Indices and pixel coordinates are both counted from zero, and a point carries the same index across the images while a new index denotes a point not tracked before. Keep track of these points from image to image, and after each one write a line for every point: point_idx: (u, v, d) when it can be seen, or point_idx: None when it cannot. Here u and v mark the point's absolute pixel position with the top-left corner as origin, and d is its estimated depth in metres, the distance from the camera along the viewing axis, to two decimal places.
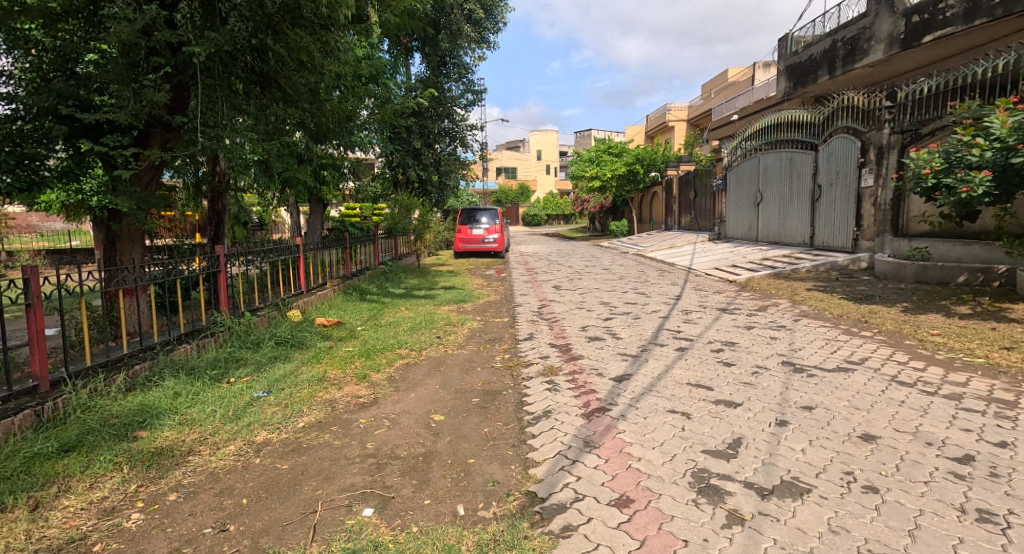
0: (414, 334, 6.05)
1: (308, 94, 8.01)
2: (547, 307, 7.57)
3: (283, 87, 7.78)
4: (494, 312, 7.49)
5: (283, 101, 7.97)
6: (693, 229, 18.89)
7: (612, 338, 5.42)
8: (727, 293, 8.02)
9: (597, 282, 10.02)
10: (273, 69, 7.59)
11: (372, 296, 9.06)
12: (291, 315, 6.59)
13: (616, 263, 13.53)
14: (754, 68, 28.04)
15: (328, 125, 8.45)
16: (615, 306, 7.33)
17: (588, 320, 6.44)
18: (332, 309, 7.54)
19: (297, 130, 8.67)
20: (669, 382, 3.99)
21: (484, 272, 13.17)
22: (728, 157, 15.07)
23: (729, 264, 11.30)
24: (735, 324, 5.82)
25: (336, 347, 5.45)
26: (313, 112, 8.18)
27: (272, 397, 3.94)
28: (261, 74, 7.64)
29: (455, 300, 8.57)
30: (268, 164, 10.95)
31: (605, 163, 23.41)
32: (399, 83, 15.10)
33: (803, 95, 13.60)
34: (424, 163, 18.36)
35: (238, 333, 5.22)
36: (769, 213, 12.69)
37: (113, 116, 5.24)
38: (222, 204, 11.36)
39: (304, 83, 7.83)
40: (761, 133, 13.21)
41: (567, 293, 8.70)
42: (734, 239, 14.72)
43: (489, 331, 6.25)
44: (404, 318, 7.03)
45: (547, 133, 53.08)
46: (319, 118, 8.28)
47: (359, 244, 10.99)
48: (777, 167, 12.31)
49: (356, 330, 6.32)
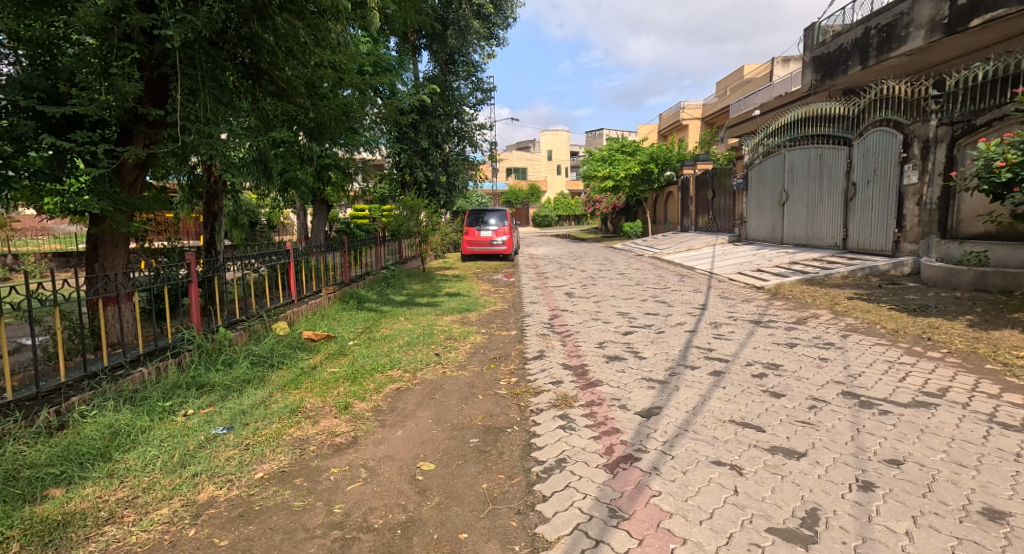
0: (410, 350, 5.42)
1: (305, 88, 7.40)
2: (560, 317, 6.90)
3: (276, 80, 7.20)
4: (501, 323, 6.86)
5: (276, 94, 7.36)
6: (711, 230, 18.10)
7: (634, 358, 4.74)
8: (758, 302, 7.29)
9: (612, 288, 9.34)
10: (265, 60, 7.00)
11: (371, 304, 8.46)
12: (276, 327, 5.97)
13: (632, 267, 12.79)
14: (772, 64, 27.16)
15: (326, 122, 7.85)
16: (635, 317, 6.64)
17: (606, 334, 5.77)
18: (326, 320, 6.95)
19: (293, 127, 8.08)
20: (707, 418, 3.29)
21: (492, 276, 12.49)
22: (750, 154, 14.31)
23: (754, 268, 10.57)
24: (774, 340, 5.10)
25: (321, 367, 4.82)
26: (308, 108, 7.54)
27: (233, 436, 3.30)
28: (252, 66, 7.07)
29: (459, 309, 7.94)
30: (265, 164, 10.41)
31: (619, 162, 22.67)
32: (406, 80, 14.55)
33: (831, 87, 12.86)
34: (432, 164, 17.75)
35: (208, 353, 4.59)
36: (795, 214, 11.92)
37: (79, 109, 4.65)
38: (219, 205, 10.89)
39: (300, 75, 7.24)
40: (785, 128, 12.45)
41: (581, 302, 8.03)
42: (757, 240, 13.93)
43: (495, 347, 5.59)
44: (401, 331, 6.40)
45: (559, 132, 52.34)
46: (315, 115, 7.68)
47: (360, 249, 10.41)
48: (804, 165, 11.54)
49: (347, 345, 5.70)
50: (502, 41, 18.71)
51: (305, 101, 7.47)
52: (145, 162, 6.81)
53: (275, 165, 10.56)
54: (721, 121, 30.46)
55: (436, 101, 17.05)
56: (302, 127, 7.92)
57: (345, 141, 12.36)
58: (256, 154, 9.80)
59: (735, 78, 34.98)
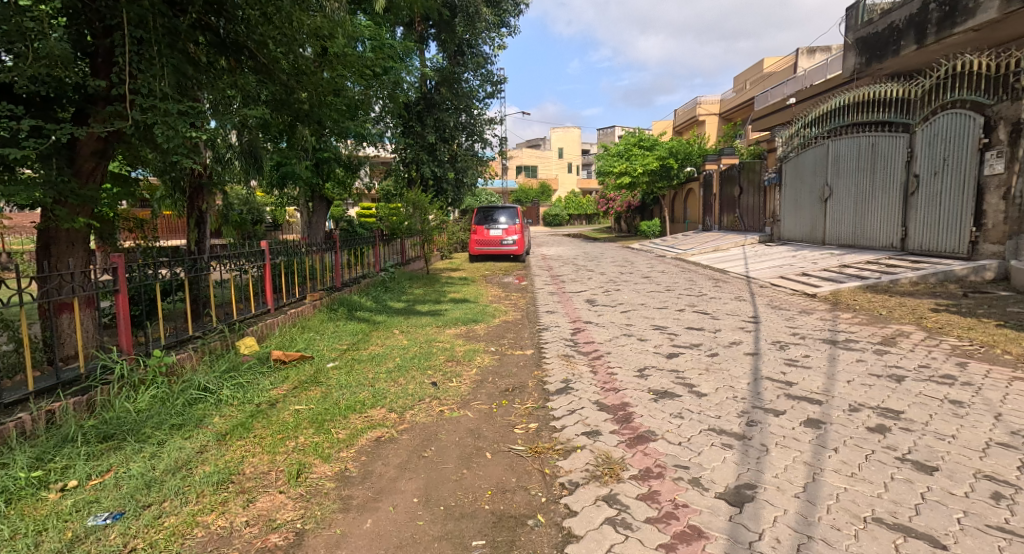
0: (401, 378, 4.31)
1: (290, 66, 6.22)
2: (585, 332, 5.79)
3: (258, 56, 6.01)
4: (515, 338, 5.74)
5: (255, 71, 6.23)
6: (737, 229, 16.89)
7: (692, 396, 3.61)
8: (820, 314, 6.13)
9: (641, 295, 8.17)
10: (242, 34, 5.86)
11: (364, 313, 7.34)
12: (243, 345, 4.92)
13: (656, 270, 11.63)
14: (797, 56, 25.82)
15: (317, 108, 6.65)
16: (677, 333, 5.51)
17: (647, 358, 4.63)
18: (306, 334, 5.88)
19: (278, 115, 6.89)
20: (836, 514, 2.16)
21: (502, 279, 11.38)
22: (785, 147, 13.11)
23: (798, 273, 9.43)
24: (869, 368, 3.95)
25: (283, 405, 3.72)
26: (294, 88, 6.36)
27: (116, 532, 2.21)
28: (227, 39, 5.92)
29: (463, 319, 6.81)
30: (255, 157, 9.38)
31: (636, 158, 21.43)
32: (414, 69, 13.48)
33: (878, 71, 11.65)
34: (440, 159, 16.59)
35: (134, 386, 3.51)
36: (840, 210, 10.73)
37: None
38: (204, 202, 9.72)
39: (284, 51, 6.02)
40: (828, 115, 11.28)
41: (607, 312, 6.89)
42: (793, 240, 12.75)
43: (508, 374, 4.47)
44: (392, 349, 5.29)
45: (570, 130, 51.03)
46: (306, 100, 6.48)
47: (355, 248, 9.32)
48: (852, 156, 10.35)
49: (323, 370, 4.59)
50: (514, 30, 17.58)
51: (286, 79, 6.30)
52: (106, 146, 5.22)
53: (266, 158, 9.39)
54: (741, 117, 29.17)
55: (443, 92, 15.93)
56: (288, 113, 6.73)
57: (342, 132, 11.29)
58: (242, 144, 8.74)
59: (755, 71, 33.63)
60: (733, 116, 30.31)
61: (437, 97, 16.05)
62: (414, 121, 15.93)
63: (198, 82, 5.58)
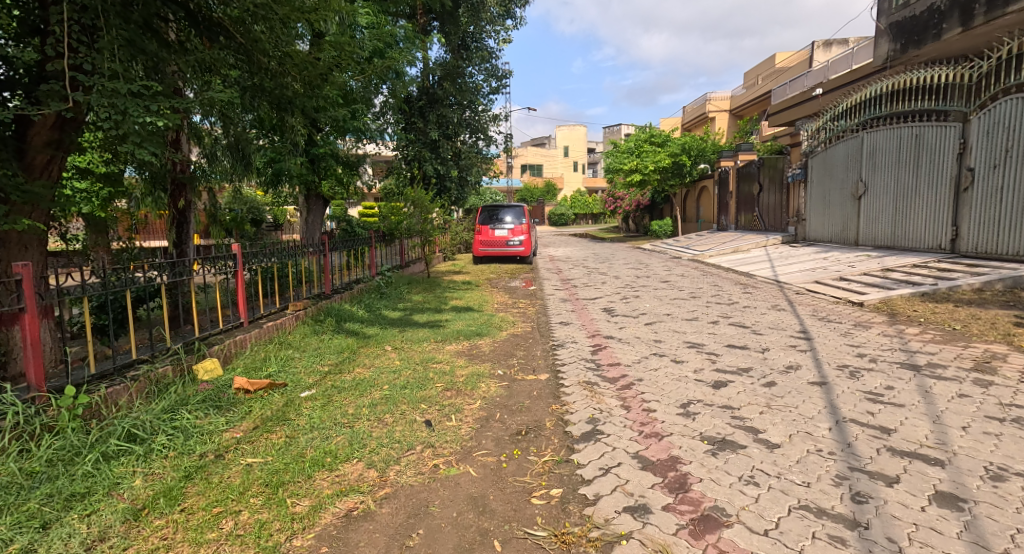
0: (387, 417, 3.50)
1: (276, 53, 5.30)
2: (608, 352, 4.97)
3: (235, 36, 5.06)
4: (527, 358, 4.95)
5: (236, 55, 5.25)
6: (756, 229, 16.04)
7: (760, 448, 2.78)
8: (879, 329, 5.28)
9: (664, 303, 7.36)
10: (221, 9, 4.87)
11: (354, 324, 6.53)
12: (206, 368, 4.11)
13: (675, 273, 10.80)
14: (812, 49, 24.93)
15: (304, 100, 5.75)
16: (716, 353, 4.69)
17: (688, 389, 3.82)
18: (285, 353, 5.10)
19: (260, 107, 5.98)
20: None
21: (509, 283, 10.54)
22: (813, 141, 12.31)
23: (835, 277, 8.66)
24: (979, 407, 3.12)
25: (234, 457, 2.90)
26: (281, 77, 5.48)
27: None
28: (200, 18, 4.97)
29: (466, 332, 6.00)
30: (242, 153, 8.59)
31: (647, 155, 20.53)
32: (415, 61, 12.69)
33: (914, 58, 10.88)
34: (443, 157, 15.78)
35: (33, 437, 2.74)
36: (877, 209, 9.98)
37: None
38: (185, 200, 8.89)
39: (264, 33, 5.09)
40: (863, 106, 10.55)
41: (629, 325, 6.08)
42: (821, 241, 11.92)
43: (520, 409, 3.66)
44: (382, 373, 4.48)
45: (576, 128, 50.06)
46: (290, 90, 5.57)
47: (349, 250, 8.51)
48: (891, 148, 9.60)
49: (294, 403, 3.79)
50: (520, 22, 16.77)
51: (269, 60, 5.32)
52: (62, 136, 4.13)
53: (254, 153, 8.59)
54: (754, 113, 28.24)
55: (446, 87, 15.10)
56: (272, 105, 5.86)
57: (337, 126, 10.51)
58: (229, 139, 7.98)
59: (766, 65, 32.66)
60: (745, 112, 29.40)
61: (440, 93, 15.23)
62: (416, 117, 15.15)
63: (173, 63, 4.71)
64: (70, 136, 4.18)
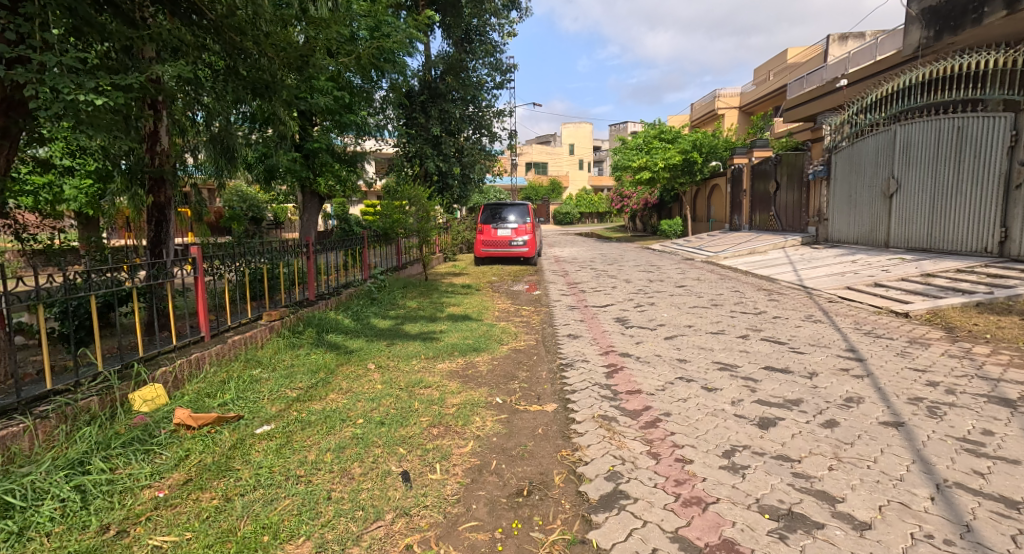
0: (354, 468, 2.79)
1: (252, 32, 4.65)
2: (624, 375, 4.25)
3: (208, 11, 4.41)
4: (530, 382, 4.26)
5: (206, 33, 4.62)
6: (772, 229, 15.33)
7: (845, 532, 2.09)
8: (941, 348, 4.54)
9: (684, 313, 6.64)
10: None
11: (338, 335, 5.81)
12: (149, 395, 3.42)
13: (690, 277, 10.06)
14: (828, 44, 24.10)
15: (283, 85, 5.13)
16: (753, 378, 3.98)
17: (728, 429, 3.11)
18: (251, 374, 4.41)
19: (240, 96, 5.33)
20: None
21: (511, 287, 9.80)
22: (839, 136, 11.77)
23: (870, 283, 7.97)
24: None
25: (141, 537, 2.21)
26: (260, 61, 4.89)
27: None
28: None
29: (461, 347, 5.30)
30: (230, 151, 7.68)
31: (657, 151, 19.72)
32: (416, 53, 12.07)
33: (949, 45, 10.34)
34: (444, 153, 15.05)
35: None
36: (914, 208, 9.48)
37: None
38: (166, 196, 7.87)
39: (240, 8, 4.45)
40: (898, 94, 10.01)
41: (647, 339, 5.39)
42: (850, 243, 11.21)
43: (520, 455, 2.97)
44: (357, 402, 3.78)
45: (581, 125, 49.25)
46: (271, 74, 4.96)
47: (346, 250, 8.13)
48: (929, 142, 9.20)
49: (242, 444, 3.07)
50: (525, 13, 16.05)
51: (243, 39, 4.71)
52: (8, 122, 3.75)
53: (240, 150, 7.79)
54: (766, 110, 27.38)
55: (449, 81, 14.45)
56: (250, 92, 5.21)
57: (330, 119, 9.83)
58: (215, 133, 7.28)
59: (778, 61, 31.76)
60: (756, 109, 28.59)
61: (442, 87, 14.55)
62: (417, 112, 14.47)
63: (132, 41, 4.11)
64: (16, 121, 3.77)
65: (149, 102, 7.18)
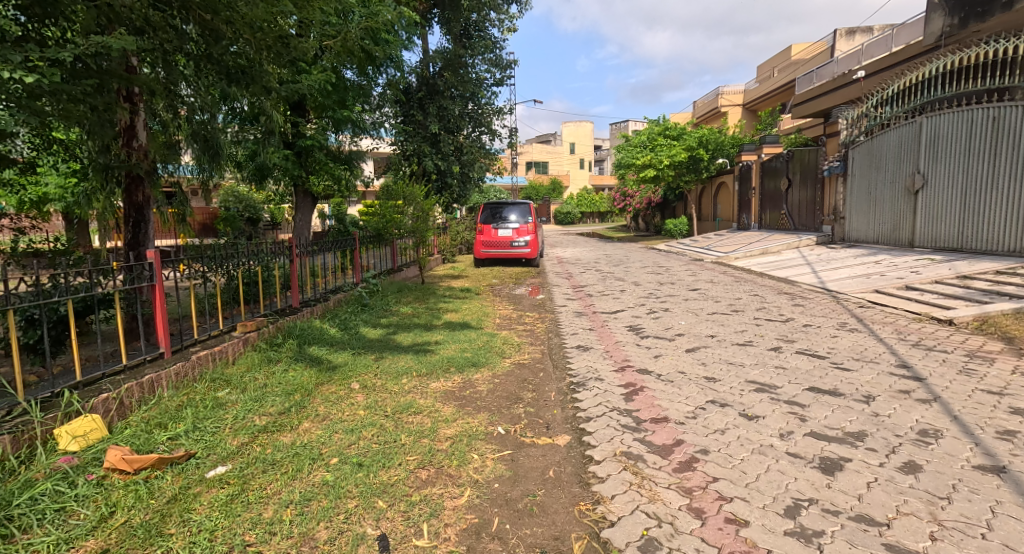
0: (320, 533, 2.24)
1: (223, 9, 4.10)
2: (646, 398, 3.68)
3: None
4: (536, 406, 3.68)
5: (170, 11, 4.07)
6: (783, 228, 14.75)
7: None
8: (1009, 364, 3.94)
9: (703, 321, 6.06)
10: None
11: (322, 348, 5.22)
12: (87, 428, 2.88)
13: (703, 279, 9.49)
14: (834, 38, 23.51)
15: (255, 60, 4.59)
16: (799, 403, 3.40)
17: (784, 473, 2.53)
18: (216, 397, 3.83)
19: (216, 80, 4.79)
20: None
21: (513, 291, 9.21)
22: (857, 130, 11.23)
23: (900, 285, 7.40)
24: None
25: None
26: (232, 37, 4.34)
27: None
28: None
29: (457, 362, 4.71)
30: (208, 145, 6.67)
31: (661, 148, 19.09)
32: (413, 47, 11.50)
33: (976, 32, 9.84)
34: (443, 152, 14.46)
35: None
36: (942, 206, 8.94)
37: None
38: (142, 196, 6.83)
39: None
40: (921, 87, 9.55)
41: (666, 352, 4.81)
42: (871, 243, 10.65)
43: (528, 512, 2.40)
44: (335, 434, 3.20)
45: (582, 124, 48.73)
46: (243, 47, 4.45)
47: (339, 250, 7.76)
48: (958, 135, 8.66)
49: (186, 494, 2.49)
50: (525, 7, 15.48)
51: (214, 19, 4.16)
52: None
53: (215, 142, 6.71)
54: (771, 107, 26.76)
55: (447, 77, 13.87)
56: (223, 73, 4.68)
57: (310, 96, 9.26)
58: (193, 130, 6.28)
59: (782, 57, 31.11)
60: (761, 106, 28.04)
61: (441, 83, 14.00)
62: (415, 109, 13.92)
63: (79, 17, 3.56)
64: None
65: (126, 93, 6.51)
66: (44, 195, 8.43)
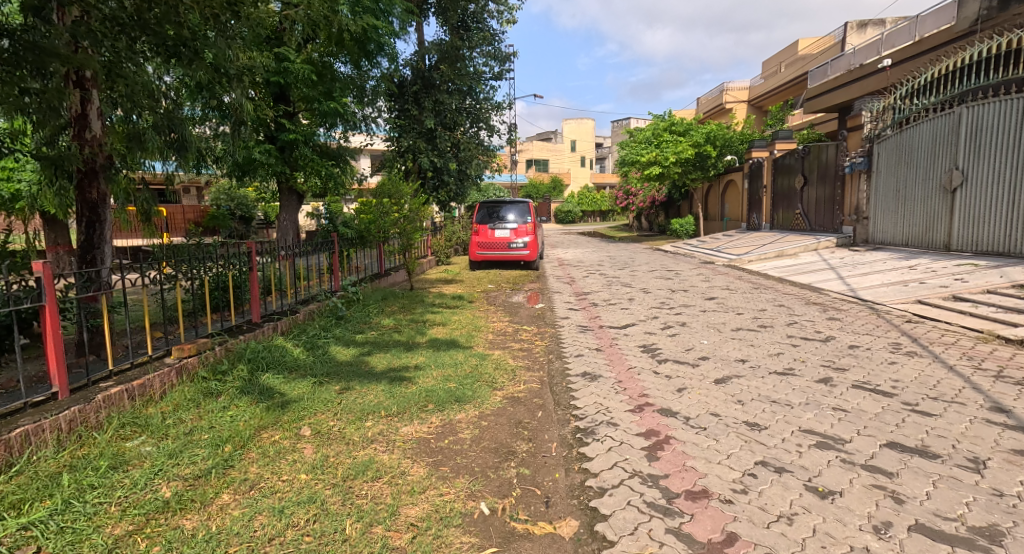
0: None
1: None
2: (675, 456, 2.83)
3: None
4: (532, 470, 2.84)
5: None
6: (798, 228, 13.89)
7: None
8: None
9: (728, 340, 5.20)
10: None
11: (277, 373, 4.35)
12: None
13: (719, 286, 8.63)
14: (845, 31, 22.62)
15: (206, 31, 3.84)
16: (883, 470, 2.53)
17: None
18: (120, 450, 2.98)
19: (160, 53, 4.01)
20: None
21: (510, 299, 8.34)
22: (884, 123, 10.38)
23: (947, 295, 6.55)
24: None
25: None
26: None
27: None
28: None
29: (436, 396, 3.85)
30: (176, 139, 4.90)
31: (667, 144, 18.18)
32: (406, 38, 10.68)
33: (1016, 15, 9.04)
34: (440, 149, 13.56)
35: None
36: (985, 204, 8.08)
37: None
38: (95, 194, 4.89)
39: None
40: (960, 74, 8.67)
41: (692, 384, 3.96)
42: (901, 246, 9.78)
43: None
44: (262, 520, 2.34)
45: (583, 121, 47.88)
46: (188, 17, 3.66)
47: (314, 255, 6.87)
48: (1001, 125, 7.80)
49: None
50: None
51: None
52: None
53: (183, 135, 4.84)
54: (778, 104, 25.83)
55: (443, 70, 13.02)
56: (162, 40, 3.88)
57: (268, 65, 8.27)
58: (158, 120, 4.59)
59: (789, 53, 30.19)
60: (767, 103, 27.13)
61: (436, 77, 13.14)
62: (409, 104, 13.06)
63: None
64: None
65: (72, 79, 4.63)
66: (14, 192, 7.74)
